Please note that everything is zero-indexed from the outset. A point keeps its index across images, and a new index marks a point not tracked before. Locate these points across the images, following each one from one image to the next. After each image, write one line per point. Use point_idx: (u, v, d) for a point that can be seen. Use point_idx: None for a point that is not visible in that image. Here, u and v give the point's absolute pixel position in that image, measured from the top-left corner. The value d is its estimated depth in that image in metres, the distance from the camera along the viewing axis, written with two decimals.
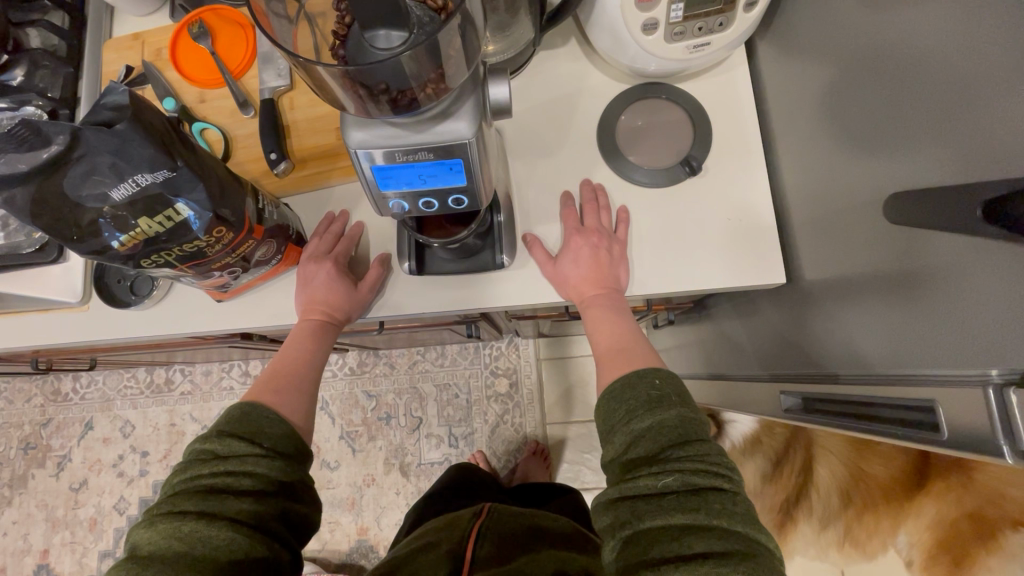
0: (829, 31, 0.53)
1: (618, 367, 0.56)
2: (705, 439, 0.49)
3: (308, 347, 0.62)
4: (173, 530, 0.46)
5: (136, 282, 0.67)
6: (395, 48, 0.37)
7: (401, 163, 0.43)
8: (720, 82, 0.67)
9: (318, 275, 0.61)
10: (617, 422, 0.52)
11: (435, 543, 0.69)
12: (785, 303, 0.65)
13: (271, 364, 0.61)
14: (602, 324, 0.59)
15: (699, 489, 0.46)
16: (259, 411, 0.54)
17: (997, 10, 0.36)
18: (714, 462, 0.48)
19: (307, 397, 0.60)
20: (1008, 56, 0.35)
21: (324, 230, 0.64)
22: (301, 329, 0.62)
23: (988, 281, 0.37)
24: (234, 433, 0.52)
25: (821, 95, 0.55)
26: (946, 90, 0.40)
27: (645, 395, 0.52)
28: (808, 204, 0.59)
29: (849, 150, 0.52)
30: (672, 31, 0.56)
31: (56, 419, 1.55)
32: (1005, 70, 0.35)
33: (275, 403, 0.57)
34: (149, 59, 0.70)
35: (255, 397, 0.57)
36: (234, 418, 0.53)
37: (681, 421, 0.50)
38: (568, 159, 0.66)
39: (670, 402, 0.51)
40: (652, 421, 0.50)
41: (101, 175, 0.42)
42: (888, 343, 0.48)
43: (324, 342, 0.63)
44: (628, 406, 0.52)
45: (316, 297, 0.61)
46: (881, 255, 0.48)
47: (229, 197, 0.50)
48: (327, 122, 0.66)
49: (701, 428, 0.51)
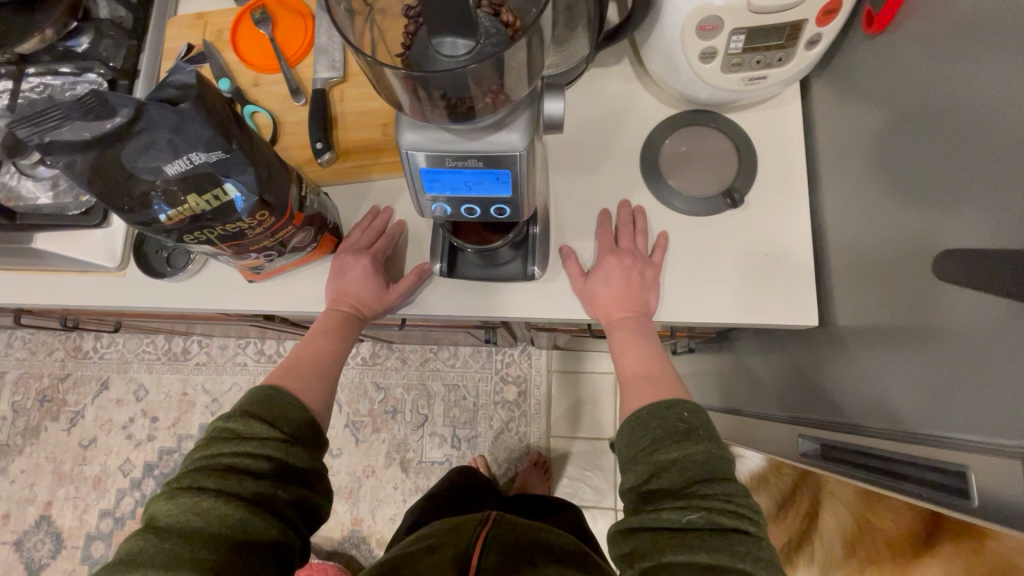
0: (889, 76, 0.52)
1: (639, 394, 0.55)
2: (731, 477, 0.49)
3: (335, 337, 0.62)
4: (192, 505, 0.47)
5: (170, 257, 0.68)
6: (460, 57, 0.37)
7: (449, 168, 0.43)
8: (771, 115, 0.66)
9: (354, 269, 0.62)
10: (638, 450, 0.51)
11: (440, 546, 0.68)
12: (814, 346, 0.64)
13: (297, 348, 0.61)
14: (628, 349, 0.58)
15: (724, 530, 0.46)
16: (281, 393, 0.55)
17: None
18: (740, 503, 0.47)
19: (329, 386, 0.60)
20: None
21: (365, 225, 0.65)
22: (330, 319, 0.63)
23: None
24: (256, 414, 0.52)
25: (875, 140, 0.54)
26: (1010, 149, 0.39)
27: (672, 426, 0.51)
28: (850, 250, 0.58)
29: (898, 199, 0.51)
30: (729, 62, 0.56)
31: (75, 375, 1.59)
32: None
33: (298, 388, 0.57)
34: (209, 39, 0.72)
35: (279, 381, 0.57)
36: (257, 399, 0.53)
37: (708, 457, 0.49)
38: (608, 177, 0.66)
39: (697, 436, 0.50)
40: (680, 454, 0.49)
41: (158, 150, 0.43)
42: (920, 400, 0.47)
43: (350, 334, 0.63)
44: (653, 434, 0.51)
45: (349, 291, 0.62)
46: (921, 309, 0.47)
47: (276, 184, 0.51)
48: (374, 117, 0.67)
49: (728, 464, 0.50)
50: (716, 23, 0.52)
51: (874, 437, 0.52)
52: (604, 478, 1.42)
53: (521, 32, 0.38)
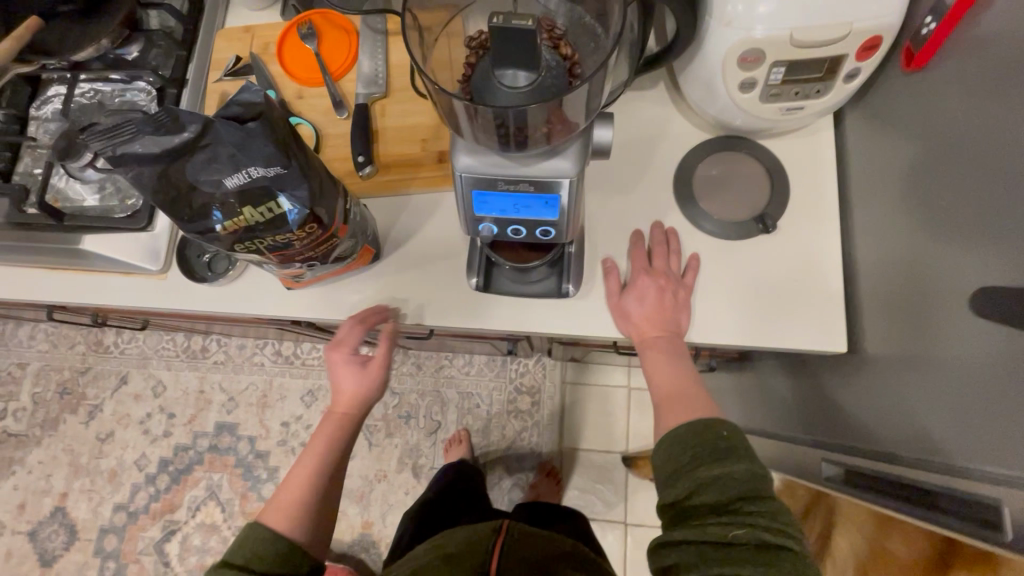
0: (926, 112, 0.53)
1: (668, 415, 0.57)
2: (773, 497, 0.49)
3: (336, 431, 0.63)
4: None
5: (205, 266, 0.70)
6: (520, 87, 0.38)
7: (500, 191, 0.45)
8: (804, 143, 0.67)
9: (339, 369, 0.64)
10: (678, 468, 0.52)
11: (457, 558, 0.68)
12: (841, 372, 0.64)
13: (281, 487, 0.60)
14: (660, 369, 0.60)
15: (770, 547, 0.46)
16: (258, 536, 0.55)
17: None
18: (784, 522, 0.48)
19: (318, 494, 0.60)
20: None
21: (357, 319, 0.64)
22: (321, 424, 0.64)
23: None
24: (233, 560, 0.53)
25: (909, 173, 0.55)
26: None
27: (712, 444, 0.52)
28: (881, 279, 0.59)
29: (933, 233, 0.52)
30: (768, 92, 0.57)
31: (95, 369, 1.62)
32: None
33: (285, 523, 0.57)
34: (256, 51, 0.74)
35: (275, 518, 0.57)
36: (238, 544, 0.54)
37: (749, 475, 0.50)
38: (641, 199, 0.67)
39: (738, 455, 0.51)
40: (721, 471, 0.50)
41: (220, 164, 0.45)
42: (952, 432, 0.48)
43: (344, 434, 0.64)
44: (693, 453, 0.52)
45: (341, 387, 0.65)
46: (955, 342, 0.48)
47: (327, 198, 0.53)
48: (414, 132, 0.69)
49: (769, 483, 0.51)
50: (758, 55, 0.53)
51: (903, 466, 0.52)
52: (615, 492, 1.42)
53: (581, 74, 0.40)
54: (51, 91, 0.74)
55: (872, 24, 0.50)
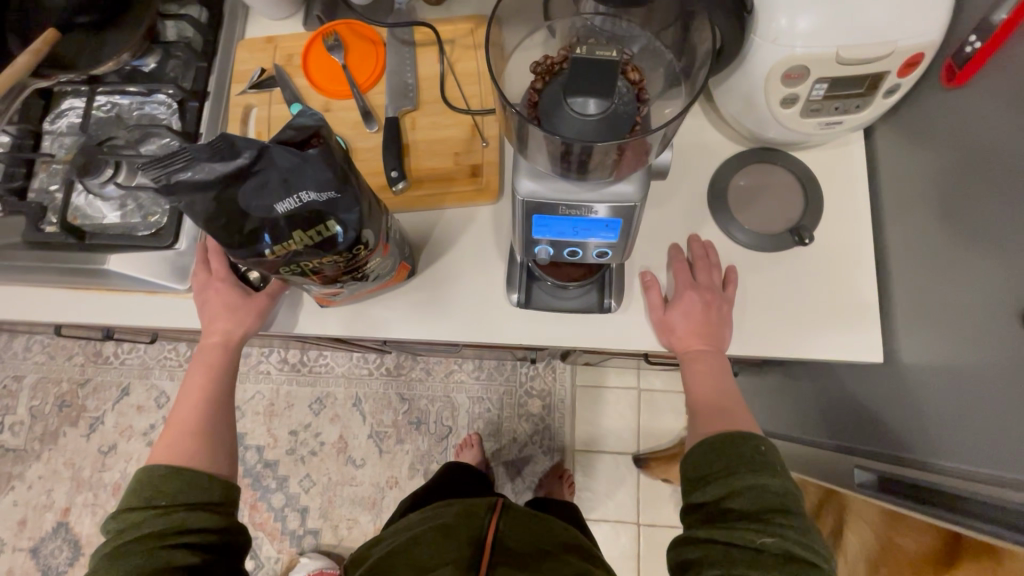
0: (963, 127, 0.54)
1: (708, 426, 0.57)
2: (803, 512, 0.50)
3: (208, 373, 0.64)
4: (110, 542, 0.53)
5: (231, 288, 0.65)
6: (590, 116, 0.38)
7: (562, 214, 0.44)
8: (834, 154, 0.68)
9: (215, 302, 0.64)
10: (706, 472, 0.54)
11: (453, 529, 0.64)
12: (873, 380, 0.65)
13: (177, 408, 0.63)
14: (700, 383, 0.60)
15: (796, 558, 0.47)
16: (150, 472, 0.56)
17: None
18: (813, 538, 0.49)
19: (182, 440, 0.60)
20: None
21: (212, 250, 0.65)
22: (206, 360, 0.64)
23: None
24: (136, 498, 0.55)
25: (946, 186, 0.56)
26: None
27: (747, 455, 0.53)
28: (916, 290, 0.60)
29: (972, 247, 0.52)
30: (809, 107, 0.57)
31: (94, 381, 1.58)
32: None
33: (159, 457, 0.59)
34: (280, 63, 0.72)
35: (155, 456, 0.59)
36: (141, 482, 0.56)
37: (783, 489, 0.50)
38: (675, 211, 0.67)
39: (774, 468, 0.52)
40: (754, 482, 0.51)
41: (272, 189, 0.44)
42: (996, 440, 0.49)
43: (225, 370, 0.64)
44: (726, 459, 0.53)
45: (214, 322, 0.63)
46: (998, 356, 0.49)
47: (374, 219, 0.52)
48: (446, 145, 0.68)
49: (801, 496, 0.51)
50: (802, 72, 0.54)
51: (945, 475, 0.54)
52: (627, 493, 1.43)
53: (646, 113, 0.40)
54: (65, 105, 0.72)
55: (916, 42, 0.50)
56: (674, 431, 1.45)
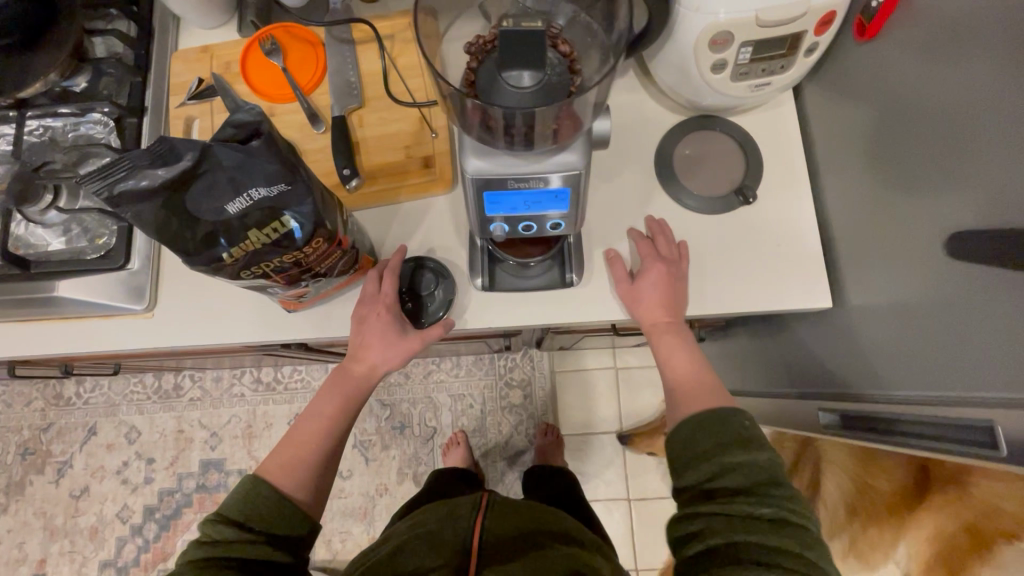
0: (880, 77, 0.57)
1: (685, 406, 0.59)
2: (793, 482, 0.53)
3: (344, 397, 0.64)
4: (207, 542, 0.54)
5: (419, 299, 0.65)
6: (526, 88, 0.39)
7: (511, 189, 0.45)
8: (769, 116, 0.71)
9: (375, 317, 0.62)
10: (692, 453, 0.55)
11: (437, 536, 0.63)
12: (826, 325, 0.69)
13: (298, 428, 0.63)
14: (675, 359, 0.62)
15: (790, 523, 0.50)
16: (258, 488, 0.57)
17: None
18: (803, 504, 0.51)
19: (310, 465, 0.61)
20: None
21: (392, 265, 0.63)
22: (341, 381, 0.64)
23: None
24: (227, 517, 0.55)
25: (872, 134, 0.59)
26: (1003, 140, 0.44)
27: (737, 432, 0.54)
28: (854, 236, 0.63)
29: (899, 187, 0.56)
30: (738, 71, 0.60)
31: (58, 424, 1.52)
32: None
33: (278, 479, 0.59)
34: (218, 72, 0.71)
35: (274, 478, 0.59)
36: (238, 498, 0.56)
37: (772, 462, 0.53)
38: (626, 183, 0.69)
39: (762, 443, 0.54)
40: (747, 457, 0.52)
41: (220, 190, 0.44)
42: (936, 364, 0.52)
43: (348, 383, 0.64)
44: (716, 438, 0.54)
45: (367, 351, 0.62)
46: (931, 286, 0.52)
47: (329, 212, 0.52)
48: (396, 140, 0.69)
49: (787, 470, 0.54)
50: (727, 37, 0.56)
51: (900, 405, 0.57)
52: (615, 471, 1.45)
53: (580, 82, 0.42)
54: None
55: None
56: (654, 405, 1.48)
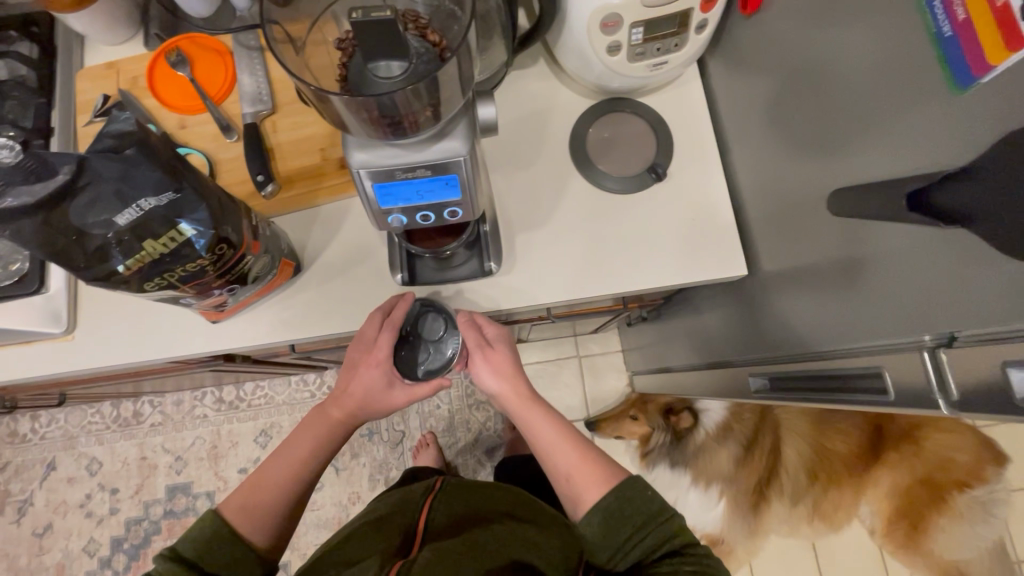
0: (766, 48, 0.60)
1: (587, 495, 0.61)
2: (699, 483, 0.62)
3: (323, 441, 0.65)
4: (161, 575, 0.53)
5: (402, 350, 0.63)
6: (395, 77, 0.41)
7: (400, 180, 0.46)
8: (677, 95, 0.73)
9: (366, 372, 0.62)
10: (628, 512, 0.59)
11: (389, 518, 0.65)
12: (747, 293, 0.71)
13: (271, 462, 0.64)
14: (558, 457, 0.64)
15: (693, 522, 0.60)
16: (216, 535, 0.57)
17: (896, 36, 0.41)
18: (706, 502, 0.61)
19: (280, 513, 0.62)
20: (902, 75, 0.41)
21: (393, 322, 0.62)
22: (323, 421, 0.65)
23: (899, 262, 0.44)
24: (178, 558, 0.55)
25: (765, 103, 0.61)
26: (858, 99, 0.47)
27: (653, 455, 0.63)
28: (761, 203, 0.65)
29: (790, 153, 0.58)
30: (634, 52, 0.62)
31: (16, 461, 1.48)
32: (907, 87, 0.41)
33: (245, 525, 0.59)
34: (126, 87, 0.71)
35: (239, 521, 0.59)
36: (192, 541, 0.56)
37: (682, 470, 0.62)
38: (542, 169, 0.70)
39: None
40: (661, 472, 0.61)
41: (105, 203, 0.44)
42: (832, 318, 0.54)
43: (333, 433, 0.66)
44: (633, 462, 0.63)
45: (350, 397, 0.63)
46: (822, 244, 0.54)
47: (230, 217, 0.52)
48: (310, 143, 0.68)
49: None
50: (616, 19, 0.58)
51: (807, 359, 0.59)
52: None
53: (449, 51, 0.42)
54: None
55: None
56: (619, 390, 1.50)
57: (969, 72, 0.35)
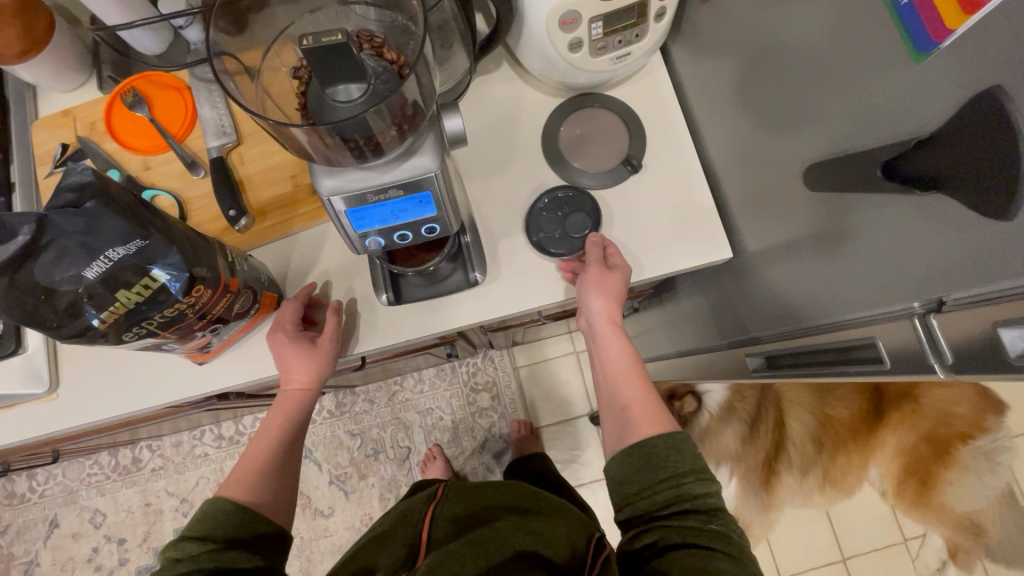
0: (726, 30, 0.59)
1: (636, 430, 0.58)
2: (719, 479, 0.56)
3: (289, 408, 0.64)
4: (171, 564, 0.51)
5: (541, 215, 0.67)
6: (356, 100, 0.39)
7: (373, 203, 0.46)
8: (643, 85, 0.73)
9: (285, 347, 0.62)
10: (660, 459, 0.55)
11: (393, 533, 0.64)
12: (735, 274, 0.71)
13: (252, 443, 0.64)
14: (622, 387, 0.61)
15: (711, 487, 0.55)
16: (214, 506, 0.55)
17: (853, 8, 0.41)
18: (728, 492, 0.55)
19: (273, 482, 0.60)
20: (862, 47, 0.41)
21: (300, 297, 0.64)
22: (283, 400, 0.65)
23: (878, 232, 0.44)
24: (187, 536, 0.53)
25: (732, 85, 0.61)
26: (820, 74, 0.47)
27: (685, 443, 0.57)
28: (739, 185, 0.65)
29: (762, 132, 0.58)
30: (595, 46, 0.61)
31: (17, 523, 1.45)
32: (868, 59, 0.41)
33: (239, 492, 0.58)
34: (84, 133, 0.69)
35: (226, 490, 0.58)
36: (195, 521, 0.54)
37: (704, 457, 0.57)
38: (517, 173, 0.70)
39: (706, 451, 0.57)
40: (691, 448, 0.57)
41: (72, 258, 0.43)
42: (819, 293, 0.54)
43: (301, 409, 0.65)
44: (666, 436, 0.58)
45: (292, 368, 0.62)
46: (803, 220, 0.54)
47: (204, 256, 0.51)
48: (280, 172, 0.67)
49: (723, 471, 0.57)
50: (575, 16, 0.57)
51: (798, 336, 0.59)
52: (593, 453, 1.45)
53: (407, 68, 0.43)
54: None
55: None
56: None
57: (927, 37, 0.36)
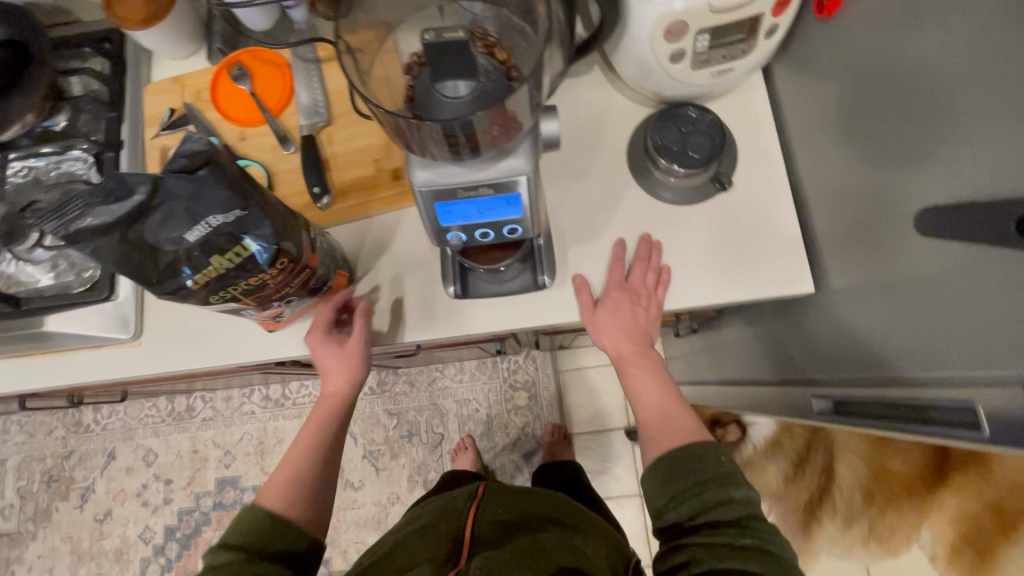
0: (841, 54, 0.56)
1: (657, 445, 0.59)
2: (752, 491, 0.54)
3: (325, 412, 0.67)
4: (237, 529, 0.56)
5: (665, 127, 0.65)
6: (462, 97, 0.40)
7: (462, 199, 0.46)
8: (738, 103, 0.70)
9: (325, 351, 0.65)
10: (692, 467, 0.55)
11: (434, 526, 0.64)
12: (811, 309, 0.67)
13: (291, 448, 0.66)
14: (646, 403, 0.63)
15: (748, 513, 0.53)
16: (248, 516, 0.58)
17: (1004, 47, 0.38)
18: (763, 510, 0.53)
19: (307, 484, 0.62)
20: (1007, 89, 0.38)
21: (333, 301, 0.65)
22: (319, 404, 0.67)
23: (993, 290, 0.41)
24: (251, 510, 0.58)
25: (838, 112, 0.58)
26: (948, 113, 0.43)
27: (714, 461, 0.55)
28: (830, 217, 0.62)
29: (867, 166, 0.54)
30: (697, 59, 0.59)
31: (79, 450, 1.57)
32: (1011, 101, 0.38)
33: (273, 502, 0.60)
34: (190, 100, 0.73)
35: (264, 500, 0.60)
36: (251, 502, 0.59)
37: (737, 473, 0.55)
38: (596, 180, 0.69)
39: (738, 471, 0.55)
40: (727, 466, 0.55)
41: (177, 220, 0.45)
42: (913, 345, 0.50)
43: (337, 410, 0.67)
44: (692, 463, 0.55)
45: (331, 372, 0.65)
46: (903, 264, 0.51)
47: (291, 232, 0.53)
48: (364, 155, 0.69)
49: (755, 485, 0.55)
50: (681, 27, 0.56)
51: (879, 383, 0.55)
52: (624, 468, 1.42)
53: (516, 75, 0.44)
54: None
55: None
56: None
57: None
